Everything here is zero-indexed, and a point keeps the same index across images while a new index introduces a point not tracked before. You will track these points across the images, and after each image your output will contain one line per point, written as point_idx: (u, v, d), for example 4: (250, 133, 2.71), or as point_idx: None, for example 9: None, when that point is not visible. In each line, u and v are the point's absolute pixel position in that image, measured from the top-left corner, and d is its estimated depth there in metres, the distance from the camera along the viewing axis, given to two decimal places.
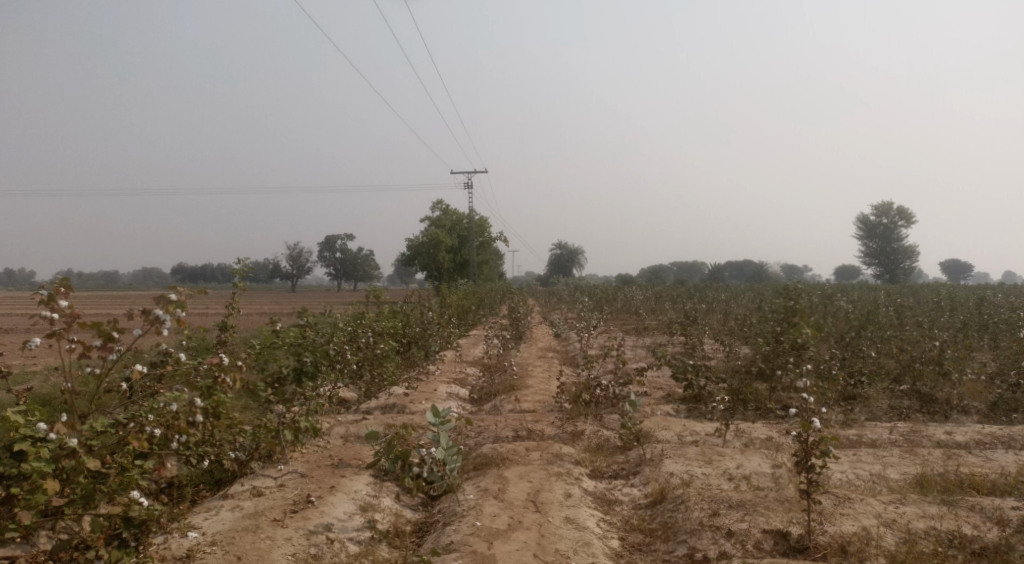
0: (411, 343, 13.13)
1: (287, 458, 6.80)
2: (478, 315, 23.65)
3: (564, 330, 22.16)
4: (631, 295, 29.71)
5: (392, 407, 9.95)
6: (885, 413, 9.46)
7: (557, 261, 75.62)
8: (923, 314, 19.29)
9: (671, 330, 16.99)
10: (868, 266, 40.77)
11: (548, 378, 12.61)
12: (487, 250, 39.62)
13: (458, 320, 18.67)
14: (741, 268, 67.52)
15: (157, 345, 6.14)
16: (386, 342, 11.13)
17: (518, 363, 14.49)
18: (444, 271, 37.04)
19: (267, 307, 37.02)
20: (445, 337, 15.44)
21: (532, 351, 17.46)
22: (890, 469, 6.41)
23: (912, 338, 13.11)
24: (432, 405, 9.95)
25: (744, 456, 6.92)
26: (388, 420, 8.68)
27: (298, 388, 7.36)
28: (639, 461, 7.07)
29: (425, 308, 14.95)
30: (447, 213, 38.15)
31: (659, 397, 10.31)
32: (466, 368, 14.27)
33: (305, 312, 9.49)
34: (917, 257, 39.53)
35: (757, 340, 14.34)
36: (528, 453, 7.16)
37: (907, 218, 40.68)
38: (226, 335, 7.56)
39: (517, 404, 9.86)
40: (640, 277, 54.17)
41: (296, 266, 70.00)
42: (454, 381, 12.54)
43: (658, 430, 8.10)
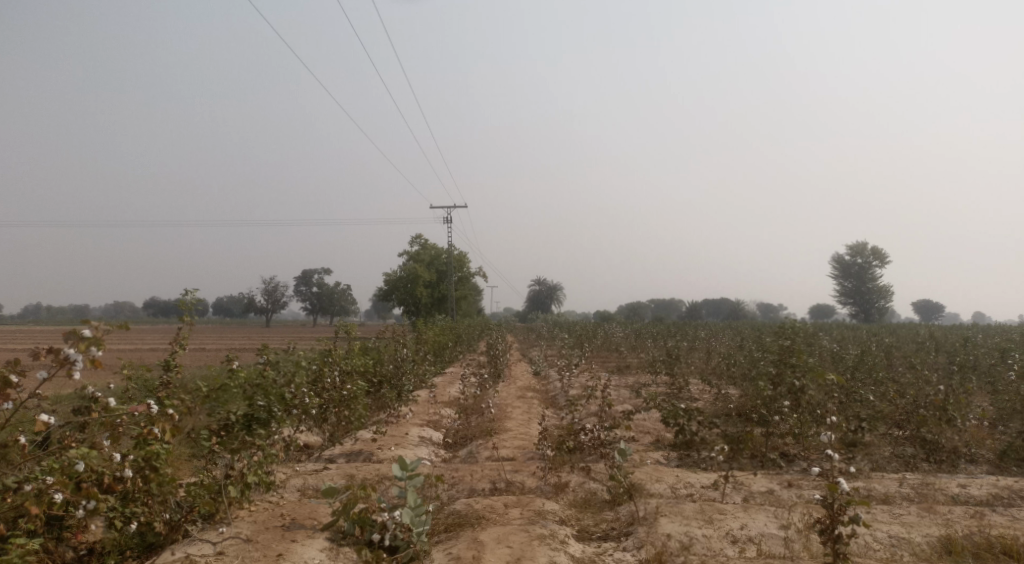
0: (382, 382, 12.33)
1: (230, 519, 5.97)
2: (456, 351, 22.83)
3: (544, 368, 21.47)
4: (612, 333, 29.13)
5: (359, 454, 9.14)
6: (890, 462, 8.89)
7: (536, 297, 75.15)
8: (909, 354, 18.93)
9: (655, 369, 16.36)
10: (844, 306, 40.73)
11: (528, 420, 11.87)
12: (467, 285, 38.96)
13: (434, 356, 17.90)
14: (719, 306, 67.52)
15: (82, 389, 5.31)
16: (355, 381, 10.33)
17: (496, 403, 13.74)
18: (422, 306, 36.24)
19: (237, 342, 35.82)
20: (420, 375, 14.65)
21: (512, 389, 16.70)
22: (911, 531, 5.79)
23: (906, 379, 12.65)
24: (402, 452, 9.15)
25: (747, 515, 6.24)
26: (353, 470, 7.88)
27: (249, 436, 6.54)
28: (631, 519, 6.34)
29: (399, 344, 14.18)
30: (425, 247, 37.56)
31: (647, 443, 9.63)
32: (442, 409, 13.50)
33: (265, 350, 8.69)
34: (892, 297, 39.62)
35: (745, 381, 13.76)
36: (507, 510, 6.39)
37: (881, 258, 40.91)
38: (170, 376, 6.72)
39: (496, 451, 9.11)
40: (618, 315, 53.82)
41: (271, 300, 68.61)
42: (428, 424, 11.74)
43: (649, 482, 7.40)
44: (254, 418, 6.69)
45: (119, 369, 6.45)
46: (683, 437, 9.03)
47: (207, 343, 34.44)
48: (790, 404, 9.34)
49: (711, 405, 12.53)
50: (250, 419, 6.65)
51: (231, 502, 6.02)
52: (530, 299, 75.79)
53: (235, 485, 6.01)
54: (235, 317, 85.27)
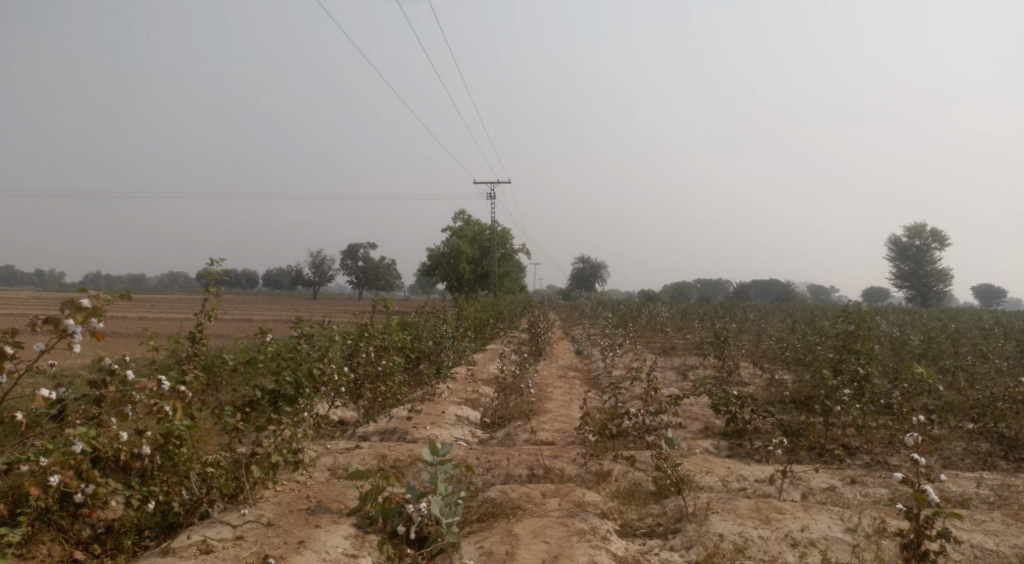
0: (419, 358, 12.02)
1: (253, 500, 5.72)
2: (497, 328, 22.48)
3: (586, 347, 20.96)
4: (656, 312, 28.31)
5: (393, 432, 8.85)
6: (964, 458, 8.12)
7: (580, 275, 74.33)
8: (977, 341, 17.70)
9: (703, 351, 15.67)
10: (901, 289, 38.86)
11: (568, 401, 11.42)
12: (509, 262, 38.54)
13: (474, 332, 17.58)
14: (767, 287, 65.61)
15: (99, 361, 5.07)
16: (391, 357, 10.02)
17: (537, 382, 13.33)
18: (465, 282, 36.01)
19: (284, 314, 36.29)
20: (460, 351, 14.32)
21: (553, 369, 16.25)
22: (998, 541, 5.13)
23: (978, 368, 11.69)
24: (437, 432, 8.82)
25: (808, 515, 5.67)
26: (385, 450, 7.56)
27: (274, 414, 6.25)
28: (678, 515, 5.85)
29: (439, 319, 13.87)
30: (469, 223, 37.28)
31: (695, 430, 9.08)
32: (481, 387, 13.15)
33: (299, 323, 8.42)
34: (952, 281, 37.60)
35: (800, 367, 13.02)
36: (544, 500, 5.97)
37: (942, 240, 38.84)
38: (196, 348, 6.47)
39: (534, 434, 8.69)
40: (663, 294, 52.73)
41: (318, 273, 69.61)
42: (466, 403, 11.39)
43: (698, 474, 6.89)
44: (279, 395, 6.39)
45: (146, 340, 6.27)
46: (735, 425, 8.56)
47: (255, 314, 34.98)
48: (853, 393, 8.67)
49: (764, 391, 11.85)
50: (275, 396, 6.37)
51: (255, 482, 5.77)
52: (573, 276, 75.03)
53: (257, 464, 5.75)
54: (283, 289, 87.00)
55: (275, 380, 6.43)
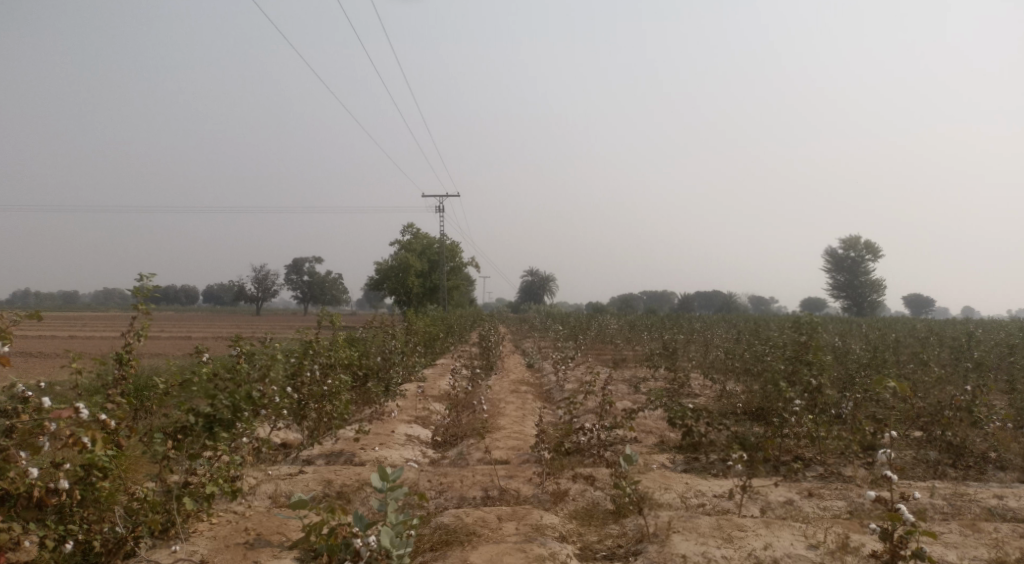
0: (367, 375, 11.58)
1: (186, 535, 5.26)
2: (447, 343, 22.09)
3: (537, 360, 20.80)
4: (605, 324, 28.43)
5: (340, 455, 8.42)
6: (912, 467, 8.25)
7: (529, 288, 74.43)
8: (913, 349, 18.31)
9: (654, 364, 15.67)
10: (837, 299, 40.19)
11: (522, 417, 11.18)
12: (459, 275, 38.20)
13: (424, 348, 17.17)
14: (711, 299, 67.08)
15: (9, 385, 4.54)
16: (337, 375, 9.59)
17: (488, 398, 13.06)
18: (413, 296, 35.46)
19: (224, 332, 34.95)
20: (409, 367, 13.91)
21: (504, 383, 15.99)
22: (957, 553, 5.13)
23: (919, 376, 12.01)
24: (387, 454, 8.45)
25: (770, 532, 5.57)
26: (331, 475, 7.15)
27: (209, 440, 5.78)
28: (640, 536, 5.67)
29: (388, 334, 13.45)
30: (417, 236, 36.83)
31: (651, 444, 8.95)
32: (431, 403, 12.79)
33: (238, 341, 7.94)
34: (885, 291, 39.12)
35: (750, 377, 13.14)
36: (501, 524, 5.70)
37: (875, 252, 40.43)
38: (124, 370, 5.96)
39: (488, 452, 8.42)
40: (611, 306, 53.18)
41: (261, 288, 67.62)
42: (416, 421, 11.02)
43: (657, 491, 6.74)
44: (214, 420, 5.92)
45: (67, 362, 5.76)
46: (690, 439, 8.49)
47: (193, 331, 33.58)
48: (806, 403, 8.73)
49: (716, 403, 11.88)
50: (210, 420, 5.90)
51: (187, 514, 5.31)
52: (522, 289, 75.08)
53: (191, 496, 5.29)
54: (225, 305, 84.26)
55: (210, 403, 5.96)
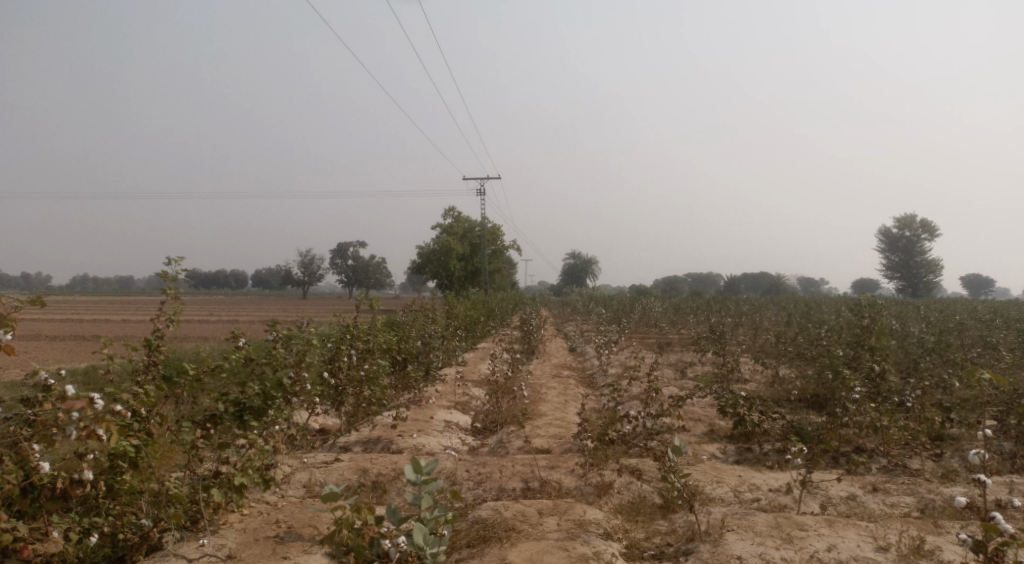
0: (406, 360, 11.37)
1: (215, 527, 5.21)
2: (489, 326, 21.85)
3: (579, 344, 20.40)
4: (649, 307, 27.78)
5: (377, 441, 8.23)
6: (986, 459, 7.63)
7: (571, 271, 73.86)
8: (979, 331, 17.24)
9: (701, 348, 15.11)
10: (891, 280, 38.53)
11: (564, 403, 10.84)
12: (500, 258, 37.90)
13: (465, 332, 16.95)
14: (758, 281, 65.37)
15: (30, 374, 4.40)
16: (375, 360, 9.40)
17: (530, 383, 12.75)
18: (455, 280, 35.35)
19: (271, 316, 35.58)
20: (449, 352, 13.70)
21: (546, 368, 15.66)
22: None
23: (989, 361, 11.20)
24: (426, 441, 8.23)
25: (834, 532, 5.13)
26: (366, 463, 6.94)
27: (239, 429, 5.66)
28: (690, 534, 5.29)
29: (428, 318, 13.24)
30: (459, 220, 36.68)
31: (700, 433, 8.51)
32: (472, 388, 12.55)
33: (274, 326, 7.78)
34: (943, 271, 37.33)
35: (804, 362, 12.50)
36: (541, 519, 5.41)
37: (932, 230, 38.58)
38: (155, 357, 5.89)
39: (528, 440, 8.12)
40: (654, 289, 52.29)
41: (307, 273, 68.71)
42: (456, 406, 10.78)
43: (708, 485, 6.34)
44: (244, 408, 5.79)
45: (98, 349, 5.81)
46: (743, 428, 8.04)
47: (241, 316, 34.24)
48: (869, 390, 8.16)
49: (768, 389, 11.32)
50: (240, 408, 5.78)
51: (216, 506, 5.25)
52: (564, 272, 74.49)
53: (219, 487, 5.19)
54: (273, 289, 86.12)
55: (239, 390, 5.83)
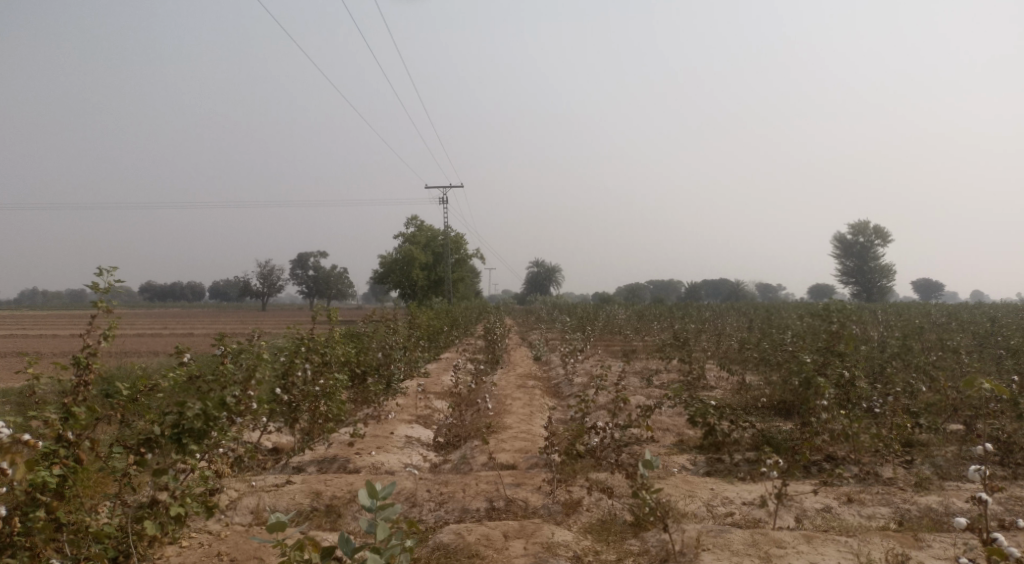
0: (365, 373, 10.91)
1: (149, 563, 4.79)
2: (452, 335, 21.42)
3: (544, 353, 20.14)
4: (613, 314, 27.74)
5: (333, 460, 7.78)
6: (956, 465, 7.56)
7: (535, 279, 73.73)
8: (936, 335, 17.51)
9: (666, 355, 14.99)
10: (846, 285, 39.27)
11: (529, 415, 10.53)
12: (464, 267, 37.51)
13: (428, 342, 16.54)
14: (719, 288, 66.19)
15: None
16: (332, 373, 8.94)
17: (495, 394, 12.43)
18: (419, 290, 34.81)
19: (227, 328, 34.54)
20: (411, 363, 13.27)
21: (511, 377, 15.36)
22: None
23: (951, 365, 11.28)
24: (385, 459, 7.82)
25: (812, 548, 4.92)
26: (320, 485, 6.50)
27: (178, 453, 5.13)
28: (664, 555, 5.02)
29: (389, 328, 12.82)
30: (422, 229, 36.22)
31: (669, 444, 8.28)
32: (435, 401, 12.16)
33: (223, 339, 7.32)
34: (895, 276, 38.24)
35: (769, 368, 12.43)
36: (507, 543, 5.08)
37: (884, 236, 39.52)
38: (85, 375, 5.34)
39: (493, 456, 7.78)
40: (617, 297, 52.48)
41: (267, 284, 67.12)
42: (418, 420, 10.37)
43: (680, 500, 6.09)
44: (182, 430, 5.15)
45: (21, 368, 5.25)
46: (713, 437, 7.84)
47: (196, 329, 33.06)
48: (838, 397, 8.06)
49: (735, 397, 11.20)
50: (178, 430, 5.14)
51: (151, 540, 4.81)
52: (528, 281, 74.33)
53: (153, 519, 4.74)
54: (231, 300, 84.04)
55: (177, 410, 5.19)
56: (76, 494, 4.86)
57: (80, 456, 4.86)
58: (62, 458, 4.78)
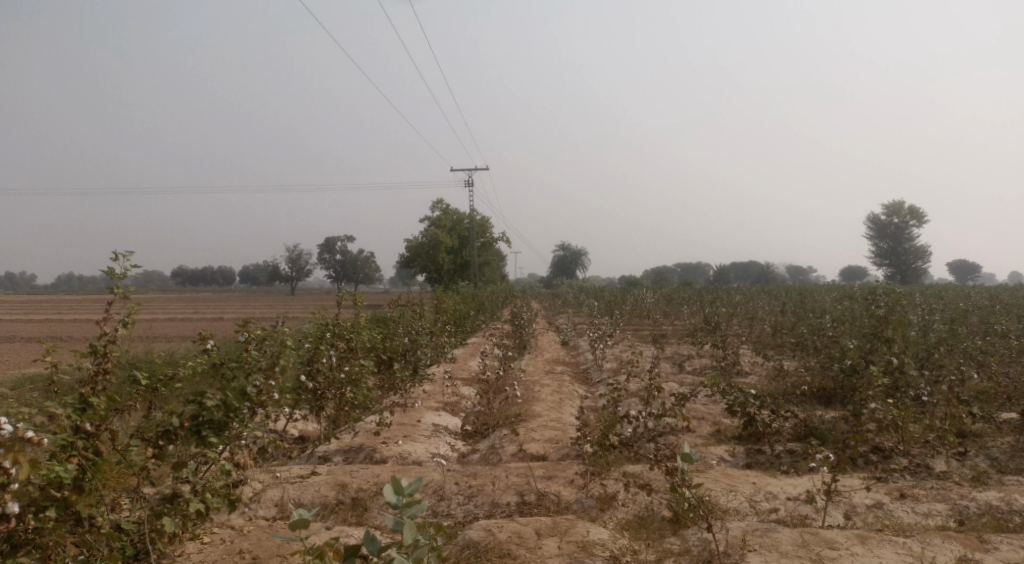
0: (391, 359, 10.71)
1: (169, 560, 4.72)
2: (478, 320, 21.18)
3: (572, 338, 19.83)
4: (641, 297, 27.28)
5: (359, 449, 7.60)
6: (1014, 458, 7.11)
7: (560, 262, 73.20)
8: (980, 318, 16.79)
9: (698, 340, 14.58)
10: (881, 267, 38.17)
11: (559, 402, 10.26)
12: (490, 251, 37.22)
13: (454, 327, 16.34)
14: (748, 271, 65.03)
15: None
16: (357, 360, 8.75)
17: (523, 380, 12.18)
18: (445, 274, 34.65)
19: (256, 312, 34.74)
20: (438, 348, 13.06)
21: (539, 363, 15.11)
22: None
23: (1002, 349, 10.71)
24: (412, 449, 7.61)
25: (867, 550, 4.59)
26: (346, 477, 6.32)
27: (197, 446, 4.97)
28: (707, 556, 4.74)
29: (415, 313, 12.62)
30: (447, 213, 36.00)
31: (706, 434, 7.95)
32: (461, 387, 11.94)
33: (247, 326, 7.18)
34: (931, 258, 37.07)
35: (807, 353, 11.97)
36: (540, 541, 4.84)
37: (920, 216, 38.28)
38: (105, 364, 5.20)
39: (523, 446, 7.53)
40: (643, 280, 51.84)
41: (295, 269, 67.66)
42: (445, 407, 10.16)
43: (721, 495, 5.78)
44: (202, 422, 4.98)
45: (40, 357, 5.12)
46: (753, 428, 7.49)
47: (226, 314, 33.35)
48: (886, 385, 7.63)
49: (772, 384, 10.80)
50: (197, 423, 4.98)
51: (171, 537, 4.71)
52: (553, 264, 73.87)
53: (172, 516, 4.63)
54: (260, 285, 85.03)
55: (197, 401, 5.02)
56: (97, 487, 4.76)
57: (99, 447, 4.75)
58: (80, 450, 4.67)
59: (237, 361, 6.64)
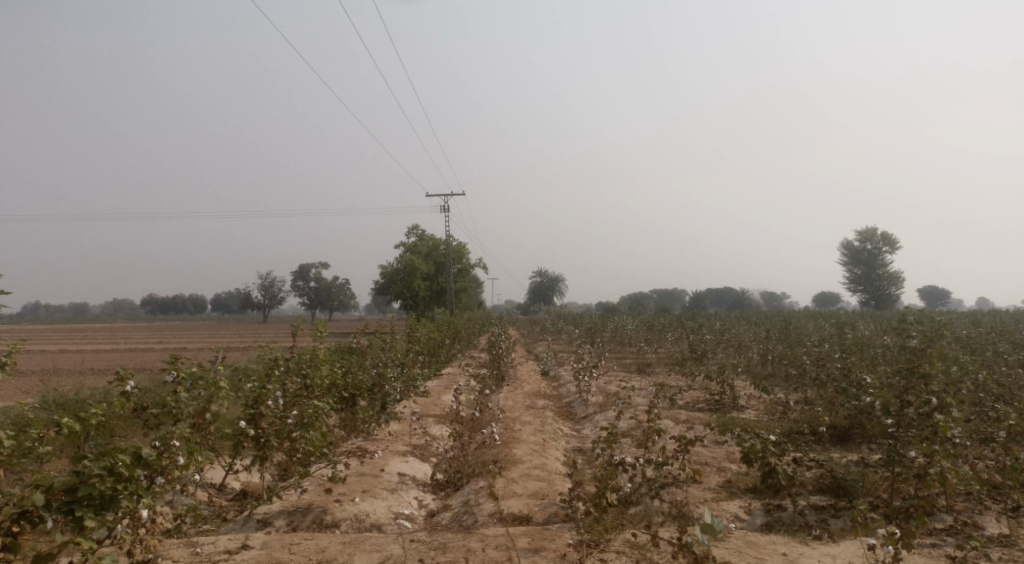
0: (355, 396, 9.43)
1: None
2: (454, 349, 20.03)
3: (553, 368, 18.65)
4: (622, 323, 26.30)
5: (306, 510, 6.33)
6: None
7: (537, 289, 72.25)
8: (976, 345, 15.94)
9: (689, 371, 13.49)
10: (854, 293, 37.80)
11: (541, 443, 9.07)
12: (467, 277, 36.07)
13: (427, 356, 15.12)
14: (722, 297, 64.73)
15: None
16: (310, 400, 7.45)
17: (501, 417, 10.98)
18: (420, 301, 33.44)
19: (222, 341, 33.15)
20: (408, 382, 11.80)
21: (518, 397, 13.92)
22: None
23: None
24: (369, 510, 6.38)
25: None
26: (284, 552, 5.09)
27: (70, 530, 3.76)
28: None
29: (384, 343, 11.39)
30: (423, 238, 34.83)
31: (716, 486, 6.84)
32: (433, 427, 10.72)
33: (176, 362, 5.88)
34: (904, 284, 36.69)
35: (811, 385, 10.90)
36: None
37: (893, 243, 37.99)
38: None
39: (502, 504, 6.35)
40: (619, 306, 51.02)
41: (266, 296, 65.78)
42: (412, 452, 8.90)
43: None
44: (79, 499, 3.77)
45: None
46: (772, 480, 6.37)
47: (191, 342, 31.73)
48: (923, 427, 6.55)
49: (777, 420, 9.74)
50: (73, 500, 3.77)
51: None
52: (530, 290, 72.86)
53: None
54: (230, 313, 82.88)
55: (75, 471, 3.81)
56: None
57: None
58: None
59: (161, 407, 5.38)
